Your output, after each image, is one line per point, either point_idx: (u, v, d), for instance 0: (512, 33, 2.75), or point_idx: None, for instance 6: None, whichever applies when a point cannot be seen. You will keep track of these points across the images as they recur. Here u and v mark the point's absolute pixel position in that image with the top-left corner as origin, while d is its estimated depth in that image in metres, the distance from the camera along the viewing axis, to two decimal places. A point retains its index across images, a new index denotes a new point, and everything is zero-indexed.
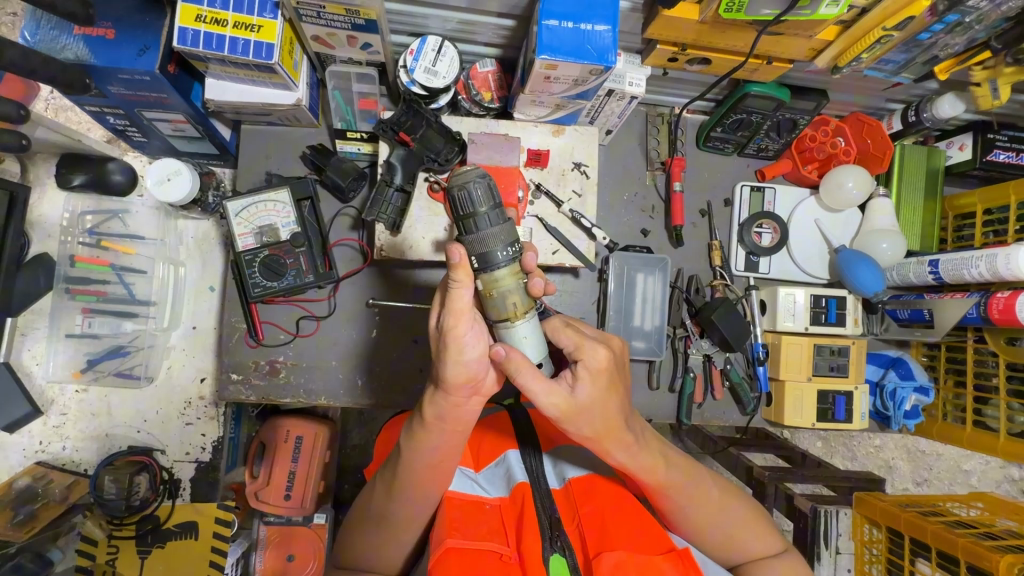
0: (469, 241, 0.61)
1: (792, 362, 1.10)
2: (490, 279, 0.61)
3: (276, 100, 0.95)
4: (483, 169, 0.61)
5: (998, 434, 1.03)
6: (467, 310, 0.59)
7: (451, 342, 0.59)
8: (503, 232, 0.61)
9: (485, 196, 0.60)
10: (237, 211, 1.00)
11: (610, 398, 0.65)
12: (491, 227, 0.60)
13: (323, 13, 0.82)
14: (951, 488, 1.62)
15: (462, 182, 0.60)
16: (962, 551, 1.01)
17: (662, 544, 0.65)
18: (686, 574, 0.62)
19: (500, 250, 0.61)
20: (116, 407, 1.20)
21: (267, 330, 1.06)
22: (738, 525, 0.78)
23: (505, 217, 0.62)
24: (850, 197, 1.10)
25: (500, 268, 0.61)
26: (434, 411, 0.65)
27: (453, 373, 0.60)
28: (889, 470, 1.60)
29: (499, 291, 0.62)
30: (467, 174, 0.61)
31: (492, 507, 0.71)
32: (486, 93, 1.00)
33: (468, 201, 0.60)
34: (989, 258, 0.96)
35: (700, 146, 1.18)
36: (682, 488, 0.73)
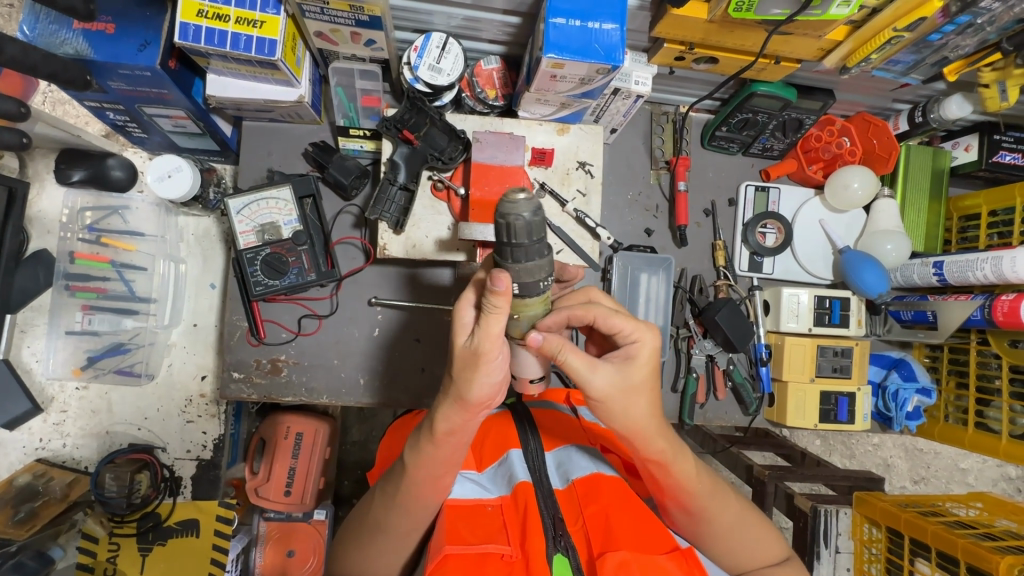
0: (510, 270, 0.56)
1: (796, 362, 1.10)
2: (520, 304, 0.60)
3: (278, 97, 0.94)
4: (540, 196, 0.52)
5: (1000, 436, 1.03)
6: (501, 334, 0.58)
7: (481, 365, 0.58)
8: (546, 263, 0.57)
9: (536, 230, 0.53)
10: (239, 208, 1.00)
11: (654, 381, 0.65)
12: (537, 260, 0.55)
13: (327, 9, 0.81)
14: (948, 487, 1.63)
15: (517, 213, 0.51)
16: (962, 552, 1.01)
17: (665, 544, 0.65)
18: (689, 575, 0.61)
19: (538, 280, 0.58)
20: (116, 405, 1.19)
21: (269, 328, 1.06)
22: (749, 530, 0.77)
23: (550, 246, 0.56)
24: (854, 197, 1.09)
25: (533, 296, 0.59)
26: (445, 426, 0.64)
27: (475, 392, 0.60)
28: (887, 468, 1.61)
29: (526, 314, 0.61)
30: (521, 203, 0.51)
31: (494, 508, 0.70)
32: (490, 90, 1.00)
33: (516, 234, 0.52)
34: (994, 261, 0.96)
35: (705, 145, 1.17)
36: (705, 485, 0.73)
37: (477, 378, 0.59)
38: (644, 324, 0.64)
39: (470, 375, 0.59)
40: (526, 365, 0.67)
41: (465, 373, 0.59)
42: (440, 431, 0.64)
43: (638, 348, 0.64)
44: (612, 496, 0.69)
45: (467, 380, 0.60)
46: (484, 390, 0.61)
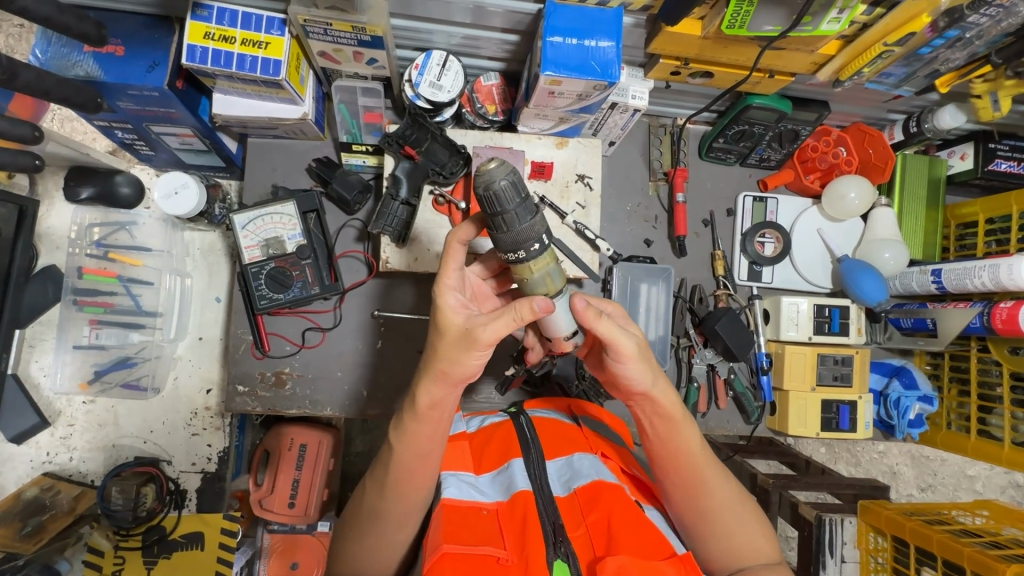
0: (500, 237, 0.62)
1: (796, 371, 1.11)
2: (524, 267, 0.65)
3: (283, 115, 0.97)
4: (510, 163, 0.59)
5: (1002, 444, 1.03)
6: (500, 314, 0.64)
7: (474, 339, 0.63)
8: (534, 224, 0.62)
9: (513, 194, 0.59)
10: (243, 224, 1.02)
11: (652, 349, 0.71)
12: (525, 223, 0.61)
13: (330, 30, 0.83)
14: (957, 495, 1.61)
15: (490, 181, 0.58)
16: (968, 561, 1.01)
17: (664, 550, 0.64)
18: None
19: (541, 236, 0.64)
20: (122, 418, 1.20)
21: (273, 341, 1.07)
22: (746, 517, 0.75)
23: (532, 209, 0.61)
24: (851, 207, 1.11)
25: (533, 257, 0.64)
26: (427, 400, 0.68)
27: (457, 370, 0.65)
28: (893, 475, 1.60)
29: (544, 270, 0.66)
30: (494, 169, 0.59)
31: (489, 512, 0.69)
32: (490, 105, 1.02)
33: (498, 202, 0.59)
34: (991, 269, 0.97)
35: (702, 157, 1.19)
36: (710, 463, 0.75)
37: (468, 357, 0.65)
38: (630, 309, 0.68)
39: (480, 337, 0.63)
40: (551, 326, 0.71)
41: (474, 334, 0.63)
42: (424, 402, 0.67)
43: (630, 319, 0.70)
44: (613, 502, 0.68)
45: (451, 355, 0.65)
46: (467, 368, 0.66)
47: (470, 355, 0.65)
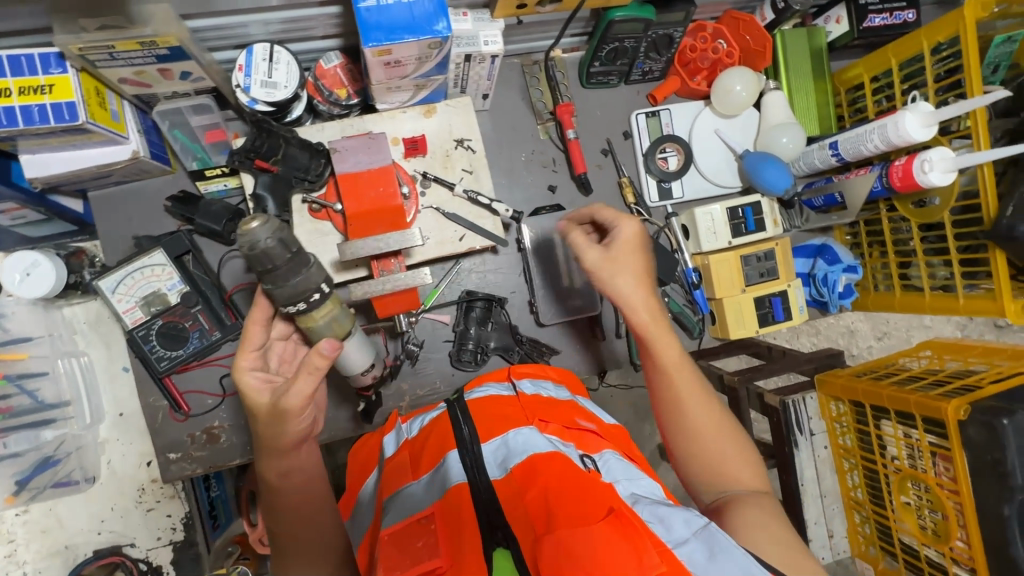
0: (276, 294, 0.64)
1: (724, 277, 1.10)
2: (307, 318, 0.70)
3: (110, 160, 0.85)
4: (274, 221, 0.61)
5: (924, 292, 1.05)
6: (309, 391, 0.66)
7: (287, 412, 0.66)
8: (310, 276, 0.66)
9: (281, 249, 0.61)
10: (113, 287, 0.93)
11: (638, 262, 0.81)
12: (298, 275, 0.64)
13: (116, 53, 0.72)
14: (911, 336, 1.67)
15: (253, 239, 0.59)
16: (917, 407, 1.03)
17: (601, 510, 0.58)
18: (627, 537, 0.55)
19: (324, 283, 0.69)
20: (66, 518, 1.13)
21: (191, 399, 1.00)
22: (724, 449, 0.75)
23: (305, 261, 0.65)
24: (741, 100, 1.08)
25: (315, 309, 0.69)
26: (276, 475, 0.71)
27: (286, 439, 0.69)
28: (851, 335, 1.65)
29: (329, 316, 0.72)
30: (256, 230, 0.60)
31: (427, 518, 0.67)
32: (340, 90, 0.92)
33: (270, 256, 0.61)
34: (881, 130, 0.96)
35: (586, 85, 1.13)
36: (684, 390, 0.77)
37: (288, 427, 0.67)
38: (621, 215, 0.83)
39: (286, 407, 0.65)
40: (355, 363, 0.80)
41: (281, 406, 0.66)
42: (275, 478, 0.71)
43: (619, 232, 0.82)
44: (550, 474, 0.65)
45: (273, 428, 0.67)
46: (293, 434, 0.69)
47: (285, 423, 0.67)
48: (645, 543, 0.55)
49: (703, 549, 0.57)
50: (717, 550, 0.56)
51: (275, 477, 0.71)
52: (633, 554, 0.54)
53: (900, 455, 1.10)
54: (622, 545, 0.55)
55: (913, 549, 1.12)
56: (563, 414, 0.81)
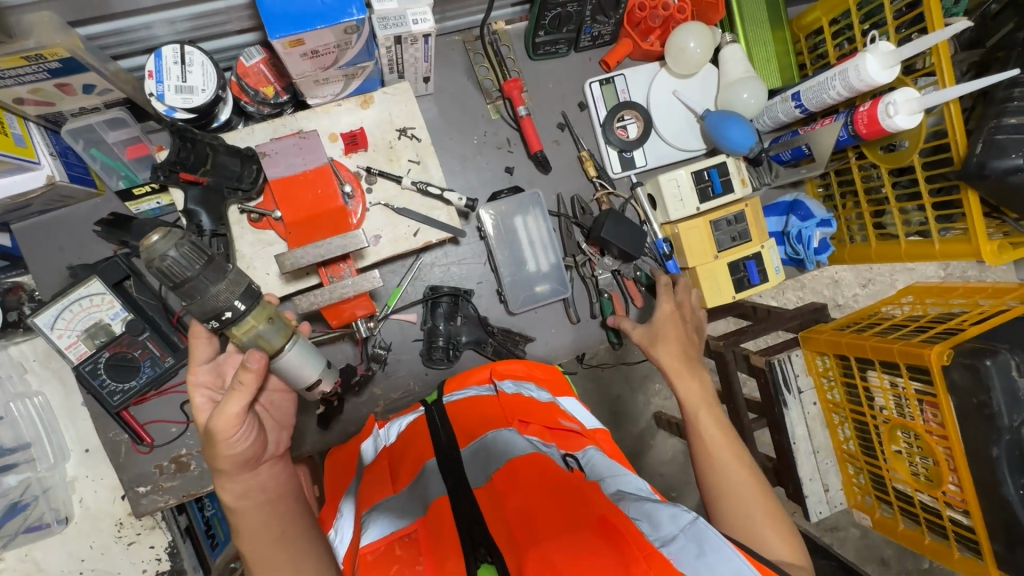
0: (198, 306, 0.61)
1: (695, 245, 1.05)
2: (239, 329, 0.65)
3: (24, 188, 0.78)
4: (174, 231, 0.58)
5: (899, 240, 1.02)
6: (240, 411, 0.64)
7: (219, 435, 0.64)
8: (228, 284, 0.63)
9: (190, 259, 0.59)
10: (51, 322, 0.88)
11: (676, 324, 0.92)
12: (215, 284, 0.61)
13: (2, 71, 0.65)
14: (895, 280, 1.64)
15: (160, 253, 0.57)
16: (900, 356, 1.01)
17: (585, 517, 0.57)
18: (614, 543, 0.54)
19: (239, 298, 0.64)
20: (44, 561, 1.09)
21: (154, 429, 0.95)
22: (754, 518, 0.71)
23: (222, 269, 0.62)
24: (697, 58, 1.02)
25: (245, 318, 0.65)
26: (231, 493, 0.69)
27: (226, 462, 0.66)
28: (836, 284, 1.61)
29: (254, 332, 0.66)
30: (157, 242, 0.57)
31: (410, 538, 0.63)
32: (267, 88, 0.86)
33: (176, 272, 0.58)
34: (842, 76, 0.92)
35: (534, 57, 1.07)
36: (708, 449, 0.78)
37: (220, 451, 0.66)
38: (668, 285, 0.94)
39: (214, 429, 0.64)
40: (299, 374, 0.72)
41: (210, 429, 0.64)
42: (231, 499, 0.68)
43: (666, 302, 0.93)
44: (530, 479, 0.63)
45: (212, 452, 0.66)
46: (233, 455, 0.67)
47: (216, 446, 0.65)
48: (631, 544, 0.54)
49: (691, 546, 0.55)
50: (708, 550, 0.54)
51: (232, 498, 0.69)
52: (620, 558, 0.52)
53: (888, 406, 1.08)
54: (609, 551, 0.53)
55: (907, 495, 1.11)
56: (543, 412, 0.79)
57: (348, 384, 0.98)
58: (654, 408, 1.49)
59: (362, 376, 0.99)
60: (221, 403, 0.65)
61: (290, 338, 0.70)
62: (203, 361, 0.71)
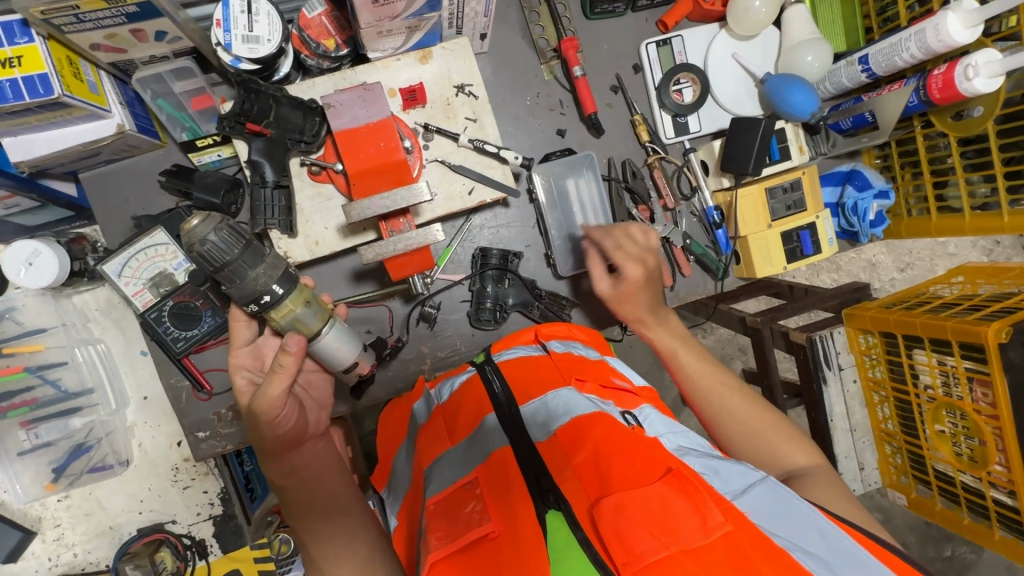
0: (239, 287, 0.65)
1: (749, 213, 1.03)
2: (277, 312, 0.68)
3: (95, 137, 0.80)
4: (213, 217, 0.63)
5: (963, 213, 0.98)
6: (281, 392, 0.67)
7: (262, 415, 0.68)
8: (268, 267, 0.66)
9: (229, 243, 0.63)
10: (118, 270, 0.91)
11: None
12: (255, 267, 0.65)
13: (82, 13, 0.66)
14: (936, 263, 1.60)
15: (200, 238, 0.62)
16: (953, 333, 0.98)
17: (657, 470, 0.55)
18: (690, 497, 0.52)
19: (277, 282, 0.67)
20: (106, 501, 1.15)
21: (213, 377, 0.98)
22: (764, 434, 0.73)
23: (261, 253, 0.66)
24: (758, 18, 0.99)
25: (283, 300, 0.68)
26: (278, 471, 0.72)
27: (271, 442, 0.70)
28: (873, 268, 1.58)
29: (291, 316, 0.69)
30: (199, 227, 0.63)
31: (471, 484, 0.64)
32: (328, 41, 0.87)
33: (216, 255, 0.63)
34: (919, 36, 0.87)
35: (589, 17, 1.04)
36: (715, 389, 0.77)
37: (263, 431, 0.69)
38: None
39: (259, 409, 0.67)
40: (335, 358, 0.75)
41: (254, 409, 0.67)
42: (277, 477, 0.72)
43: None
44: (599, 435, 0.61)
45: (257, 431, 0.70)
46: (277, 436, 0.70)
47: (262, 425, 0.69)
48: (708, 499, 0.52)
49: (767, 499, 0.54)
50: (781, 508, 0.54)
51: (278, 476, 0.72)
52: (697, 514, 0.51)
53: (934, 383, 1.07)
54: (687, 504, 0.51)
55: (948, 475, 1.10)
56: (596, 372, 0.77)
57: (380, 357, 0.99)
58: None
59: (391, 348, 1.00)
60: (263, 384, 0.67)
61: (327, 322, 0.72)
62: (242, 344, 0.74)
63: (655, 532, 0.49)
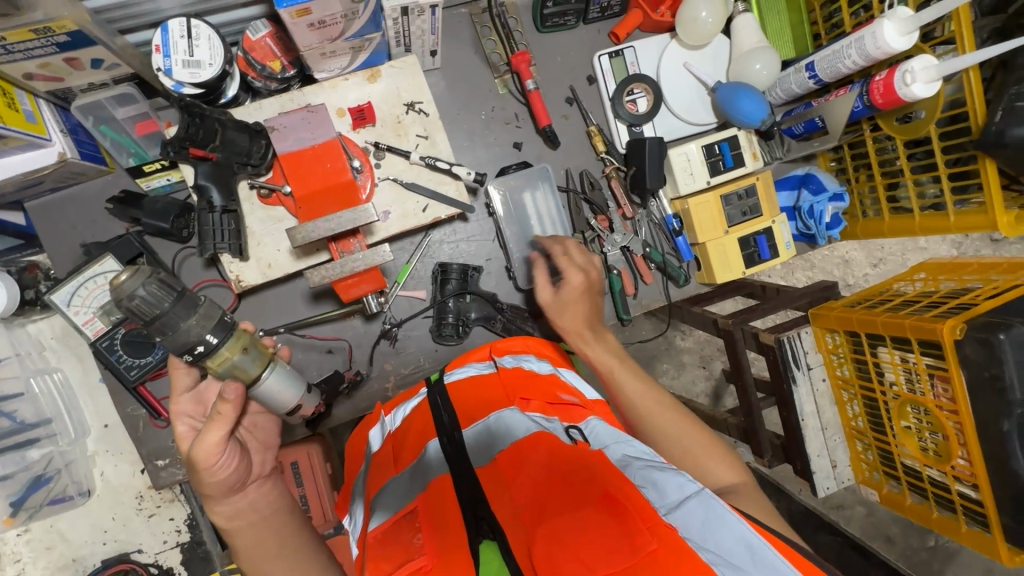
0: (170, 339, 0.58)
1: (705, 220, 1.04)
2: (215, 359, 0.62)
3: (36, 166, 0.79)
4: (145, 268, 0.56)
5: (913, 214, 1.00)
6: (221, 438, 0.61)
7: (200, 462, 0.61)
8: (203, 315, 0.60)
9: (158, 296, 0.56)
10: (67, 300, 0.89)
11: None
12: (188, 317, 0.58)
13: (10, 45, 0.65)
14: (906, 258, 1.62)
15: (127, 291, 0.55)
16: (912, 331, 0.99)
17: (588, 494, 0.56)
18: (618, 520, 0.53)
19: (211, 331, 0.61)
20: (69, 532, 1.13)
21: (170, 404, 0.97)
22: (694, 448, 0.72)
23: (195, 301, 0.59)
24: (707, 28, 1.00)
25: (220, 348, 0.62)
26: (223, 515, 0.66)
27: (212, 487, 0.63)
28: (846, 264, 1.60)
29: (230, 362, 0.63)
30: (126, 279, 0.55)
31: (414, 513, 0.64)
32: (274, 62, 0.86)
33: (146, 307, 0.55)
34: (858, 44, 0.89)
35: (542, 30, 1.05)
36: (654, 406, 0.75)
37: (203, 478, 0.62)
38: None
39: (196, 457, 0.61)
40: (277, 401, 0.70)
41: (191, 457, 0.61)
42: (222, 522, 0.66)
43: None
44: (533, 460, 0.63)
45: (196, 478, 0.63)
46: (218, 480, 0.64)
47: (199, 475, 0.62)
48: (635, 519, 0.53)
49: (698, 512, 0.55)
50: (712, 518, 0.54)
51: (222, 521, 0.66)
52: (624, 535, 0.52)
53: (897, 381, 1.07)
54: (615, 528, 0.53)
55: (916, 471, 1.11)
56: (544, 388, 0.77)
57: (337, 391, 0.98)
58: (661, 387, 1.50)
59: (349, 382, 1.00)
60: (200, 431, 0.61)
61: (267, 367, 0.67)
62: (182, 388, 0.67)
63: (579, 557, 0.50)
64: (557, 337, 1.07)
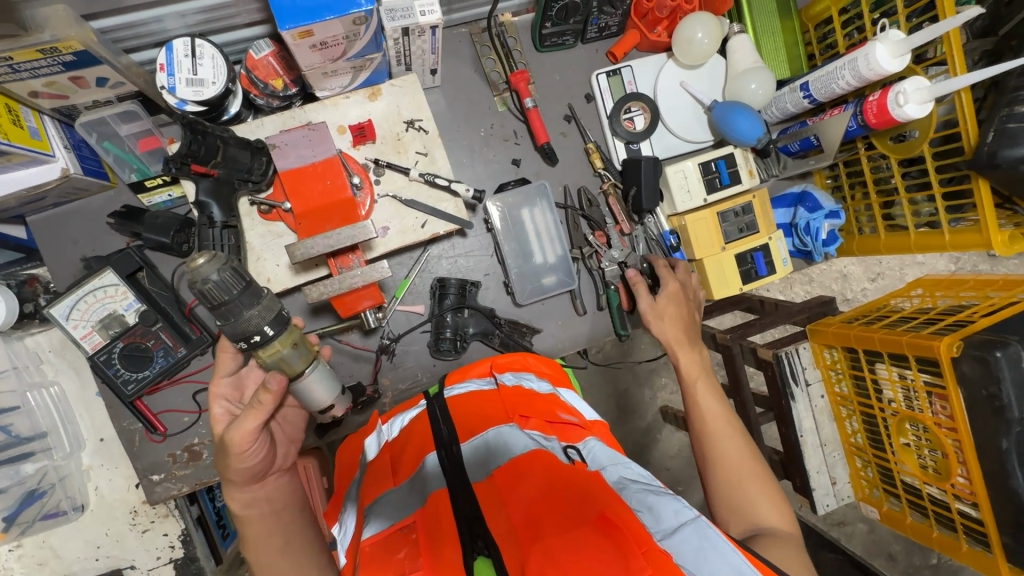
0: (229, 327, 0.61)
1: (703, 237, 1.05)
2: (266, 349, 0.64)
3: (38, 181, 0.79)
4: (221, 256, 0.60)
5: (908, 232, 1.01)
6: (255, 428, 0.65)
7: (230, 448, 0.65)
8: (264, 309, 0.63)
9: (231, 284, 0.59)
10: (66, 314, 0.90)
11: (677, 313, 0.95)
12: (251, 308, 0.61)
13: (16, 64, 0.66)
14: (904, 273, 1.62)
15: (202, 277, 0.58)
16: (908, 348, 0.99)
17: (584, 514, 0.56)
18: (613, 542, 0.53)
19: (269, 323, 0.63)
20: (61, 548, 1.11)
21: (167, 419, 0.97)
22: (747, 480, 0.73)
23: (259, 295, 0.62)
24: (703, 49, 1.02)
25: (273, 340, 0.64)
26: (238, 504, 0.69)
27: (236, 474, 0.67)
28: (844, 279, 1.60)
29: (278, 356, 0.65)
30: (203, 265, 0.58)
31: (408, 529, 0.63)
32: (276, 81, 0.87)
33: (214, 295, 0.58)
34: (852, 65, 0.91)
35: (541, 49, 1.07)
36: (714, 424, 0.79)
37: (231, 463, 0.66)
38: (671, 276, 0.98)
39: (229, 441, 0.65)
40: (313, 400, 0.71)
41: (225, 440, 0.65)
42: (238, 507, 0.69)
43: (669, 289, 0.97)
44: (533, 478, 0.63)
45: (223, 462, 0.67)
46: (240, 469, 0.67)
47: (229, 458, 0.66)
48: (630, 541, 0.52)
49: (693, 540, 0.55)
50: (708, 547, 0.54)
51: (238, 507, 0.70)
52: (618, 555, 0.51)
53: (896, 398, 1.08)
54: (610, 549, 0.52)
55: (915, 489, 1.10)
56: (545, 406, 0.77)
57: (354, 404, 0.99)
58: (660, 402, 1.49)
59: (368, 397, 1.01)
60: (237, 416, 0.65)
61: (311, 363, 0.69)
62: (226, 373, 0.73)
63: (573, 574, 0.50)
64: (555, 352, 1.07)
